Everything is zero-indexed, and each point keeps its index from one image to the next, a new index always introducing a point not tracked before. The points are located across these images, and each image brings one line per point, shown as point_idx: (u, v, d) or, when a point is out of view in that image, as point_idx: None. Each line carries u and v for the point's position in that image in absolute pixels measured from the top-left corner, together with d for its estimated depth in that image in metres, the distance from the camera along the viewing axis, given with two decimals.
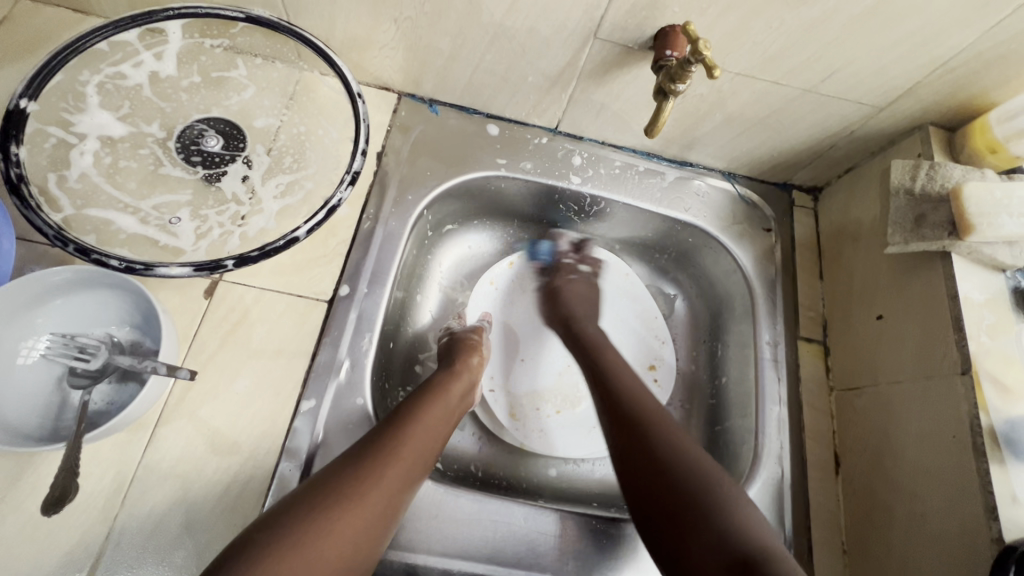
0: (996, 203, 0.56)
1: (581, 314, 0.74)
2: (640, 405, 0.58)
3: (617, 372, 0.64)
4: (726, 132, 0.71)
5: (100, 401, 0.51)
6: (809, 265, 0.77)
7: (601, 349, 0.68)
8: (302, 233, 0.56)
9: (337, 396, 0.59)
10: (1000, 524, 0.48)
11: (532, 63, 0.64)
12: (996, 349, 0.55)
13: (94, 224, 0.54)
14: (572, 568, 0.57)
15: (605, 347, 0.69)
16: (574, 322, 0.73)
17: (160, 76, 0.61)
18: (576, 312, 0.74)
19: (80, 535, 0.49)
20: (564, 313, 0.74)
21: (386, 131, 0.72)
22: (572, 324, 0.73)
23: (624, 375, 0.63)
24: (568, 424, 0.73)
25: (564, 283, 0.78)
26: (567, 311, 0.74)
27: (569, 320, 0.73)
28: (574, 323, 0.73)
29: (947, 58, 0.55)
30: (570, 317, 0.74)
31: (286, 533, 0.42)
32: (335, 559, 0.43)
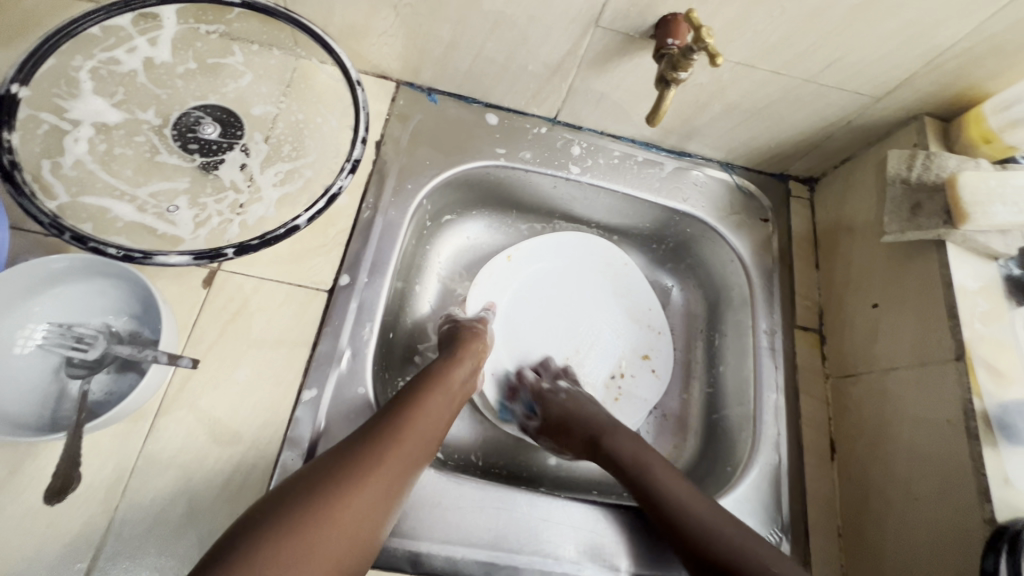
0: (991, 191, 0.57)
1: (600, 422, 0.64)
2: (724, 538, 0.51)
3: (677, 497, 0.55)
4: (724, 122, 0.71)
5: (99, 391, 0.51)
6: (805, 255, 0.77)
7: (644, 461, 0.59)
8: (303, 222, 0.55)
9: (338, 385, 0.59)
10: (992, 505, 0.49)
11: (532, 51, 0.64)
12: (989, 335, 0.56)
13: (91, 212, 0.53)
14: (575, 554, 0.57)
15: (647, 457, 0.59)
16: (605, 435, 0.62)
17: (155, 62, 0.60)
18: (596, 421, 0.64)
19: (80, 525, 0.49)
20: (585, 432, 0.64)
21: (385, 120, 0.71)
22: (603, 442, 0.62)
23: (685, 498, 0.55)
24: None
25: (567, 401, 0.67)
26: (589, 426, 0.64)
27: (592, 437, 0.63)
28: (600, 437, 0.62)
29: (943, 49, 0.56)
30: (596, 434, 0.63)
31: (290, 511, 0.43)
32: (340, 540, 0.44)
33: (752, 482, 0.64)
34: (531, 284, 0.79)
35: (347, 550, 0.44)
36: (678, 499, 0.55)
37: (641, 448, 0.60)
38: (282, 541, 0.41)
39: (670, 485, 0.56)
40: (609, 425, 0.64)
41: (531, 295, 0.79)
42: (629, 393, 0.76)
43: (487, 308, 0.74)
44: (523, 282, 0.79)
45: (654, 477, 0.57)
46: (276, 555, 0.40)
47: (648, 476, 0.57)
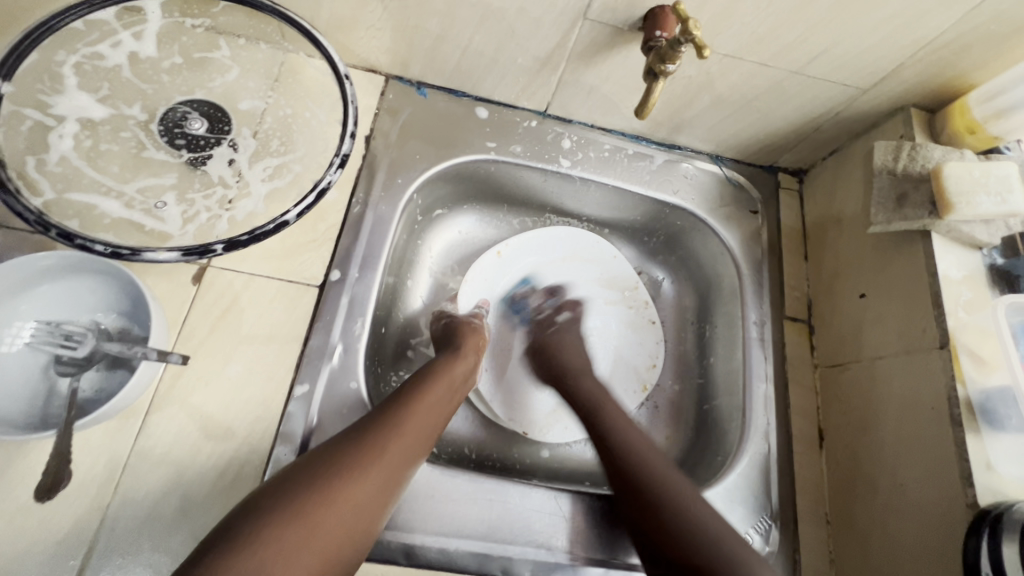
0: (975, 182, 0.57)
1: (569, 365, 0.69)
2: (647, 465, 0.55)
3: (628, 440, 0.58)
4: (714, 114, 0.71)
5: (89, 388, 0.51)
6: (794, 247, 0.78)
7: (602, 410, 0.62)
8: (292, 217, 0.55)
9: (330, 381, 0.59)
10: (974, 490, 0.50)
11: (521, 44, 0.64)
12: (973, 324, 0.56)
13: (77, 208, 0.52)
14: (568, 544, 0.58)
15: (607, 406, 0.63)
16: (570, 375, 0.68)
17: (140, 57, 0.59)
18: (572, 361, 0.70)
19: (73, 522, 0.49)
20: (555, 368, 0.69)
21: (374, 114, 0.71)
22: (569, 379, 0.67)
23: (635, 440, 0.58)
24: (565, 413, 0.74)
25: (557, 338, 0.73)
26: (562, 364, 0.69)
27: (563, 375, 0.68)
28: (567, 376, 0.68)
29: (928, 40, 0.56)
30: (562, 371, 0.69)
31: (289, 499, 0.44)
32: (337, 529, 0.45)
33: (740, 471, 0.65)
34: (521, 280, 0.80)
35: (343, 540, 0.45)
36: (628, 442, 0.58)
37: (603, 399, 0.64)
38: (280, 528, 0.42)
39: (622, 429, 0.59)
40: (579, 371, 0.68)
41: (522, 290, 0.80)
42: (620, 386, 0.76)
43: (481, 306, 0.75)
44: (514, 278, 0.79)
45: (607, 422, 0.61)
46: (274, 542, 0.41)
47: (603, 423, 0.61)
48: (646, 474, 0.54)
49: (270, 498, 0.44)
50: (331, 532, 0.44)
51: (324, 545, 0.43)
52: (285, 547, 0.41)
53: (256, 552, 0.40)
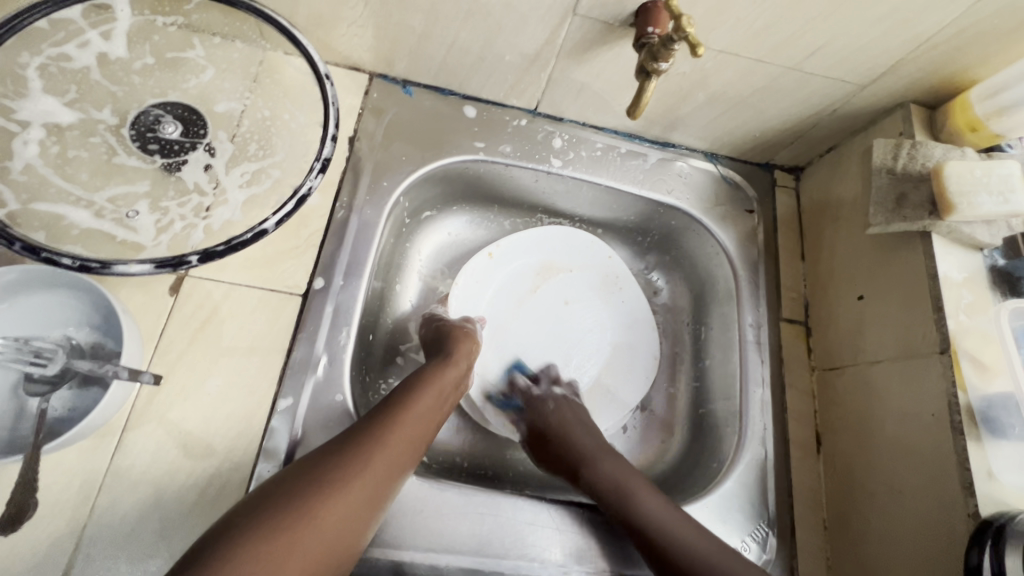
0: (976, 181, 0.56)
1: (577, 443, 0.63)
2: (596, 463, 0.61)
3: (676, 539, 0.53)
4: (709, 111, 0.69)
5: (60, 407, 0.49)
6: (791, 246, 0.77)
7: (633, 497, 0.57)
8: (271, 225, 0.52)
9: (315, 393, 0.57)
10: (976, 500, 0.49)
11: (509, 41, 0.61)
12: (974, 328, 0.55)
13: (43, 219, 0.50)
14: (561, 557, 0.57)
15: (635, 492, 0.57)
16: (586, 465, 0.61)
17: (109, 57, 0.56)
18: (576, 435, 0.64)
19: (48, 545, 0.47)
20: (563, 457, 0.62)
21: (358, 114, 0.69)
22: (586, 465, 0.61)
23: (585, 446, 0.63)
24: None
25: (580, 425, 0.65)
26: (580, 456, 0.62)
27: (573, 459, 0.62)
28: (580, 462, 0.61)
29: (930, 35, 0.55)
30: (575, 459, 0.62)
31: (267, 517, 0.42)
32: (320, 545, 0.43)
33: (738, 478, 0.64)
34: (514, 281, 0.78)
35: (326, 554, 0.44)
36: (657, 525, 0.54)
37: (625, 484, 0.58)
38: (261, 542, 0.41)
39: (670, 525, 0.54)
40: (594, 454, 0.62)
41: (515, 291, 0.77)
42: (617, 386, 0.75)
43: (481, 321, 0.73)
44: (507, 278, 0.77)
45: (638, 507, 0.56)
46: (254, 559, 0.40)
47: (635, 510, 0.56)
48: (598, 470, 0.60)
49: (249, 513, 0.42)
50: (313, 547, 0.43)
51: (305, 560, 0.42)
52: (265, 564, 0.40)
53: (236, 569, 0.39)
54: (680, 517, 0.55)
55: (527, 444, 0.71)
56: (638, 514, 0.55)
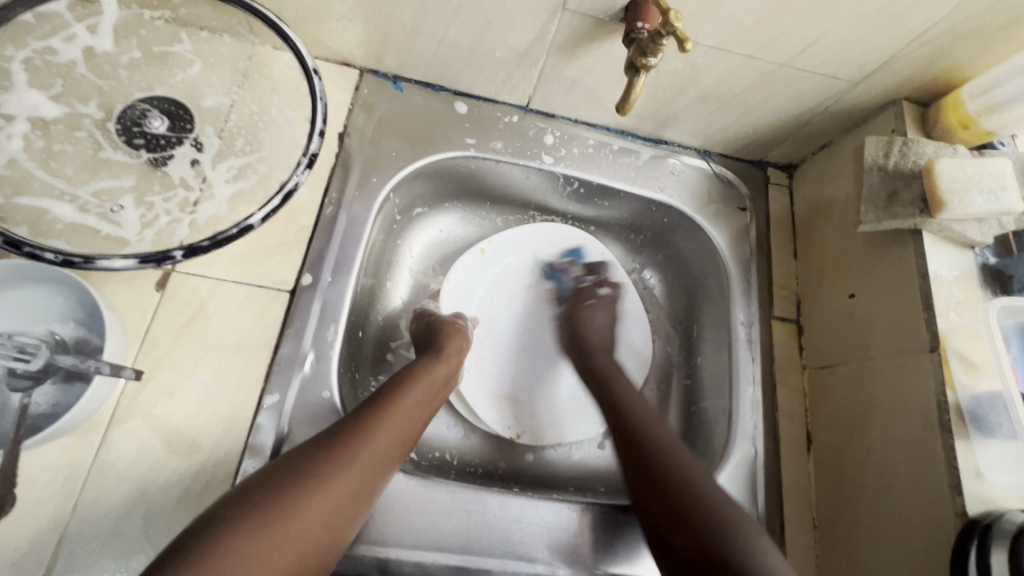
0: (967, 179, 0.56)
1: (587, 331, 0.71)
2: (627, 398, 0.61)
3: (679, 465, 0.51)
4: (701, 108, 0.69)
5: (43, 403, 0.48)
6: (784, 244, 0.76)
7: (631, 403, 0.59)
8: (256, 221, 0.51)
9: (302, 390, 0.57)
10: (963, 499, 0.49)
11: (498, 36, 0.61)
12: (963, 326, 0.55)
13: (26, 214, 0.49)
14: (548, 555, 0.57)
15: (631, 401, 0.60)
16: (585, 351, 0.69)
17: (95, 52, 0.56)
18: (588, 328, 0.72)
19: (31, 541, 0.47)
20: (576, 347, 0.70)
21: (348, 109, 0.69)
22: (586, 357, 0.68)
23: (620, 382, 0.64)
24: (555, 412, 0.73)
25: (586, 323, 0.72)
26: (591, 352, 0.69)
27: (582, 349, 0.70)
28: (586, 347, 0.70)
29: (921, 31, 0.54)
30: (584, 348, 0.70)
31: (250, 513, 0.42)
32: (301, 538, 0.43)
33: (728, 477, 0.63)
34: (506, 277, 0.77)
35: (310, 550, 0.43)
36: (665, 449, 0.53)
37: (631, 395, 0.61)
38: (243, 538, 0.40)
39: (649, 425, 0.56)
40: (600, 353, 0.68)
41: (506, 288, 0.77)
42: None
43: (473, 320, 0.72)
44: (498, 275, 0.77)
45: (629, 410, 0.58)
46: (236, 555, 0.39)
47: (626, 412, 0.58)
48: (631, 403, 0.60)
49: (232, 509, 0.42)
50: (296, 543, 0.42)
51: (287, 556, 0.42)
52: (247, 560, 0.40)
53: (217, 564, 0.38)
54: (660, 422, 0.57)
55: (519, 440, 0.70)
56: (632, 414, 0.58)
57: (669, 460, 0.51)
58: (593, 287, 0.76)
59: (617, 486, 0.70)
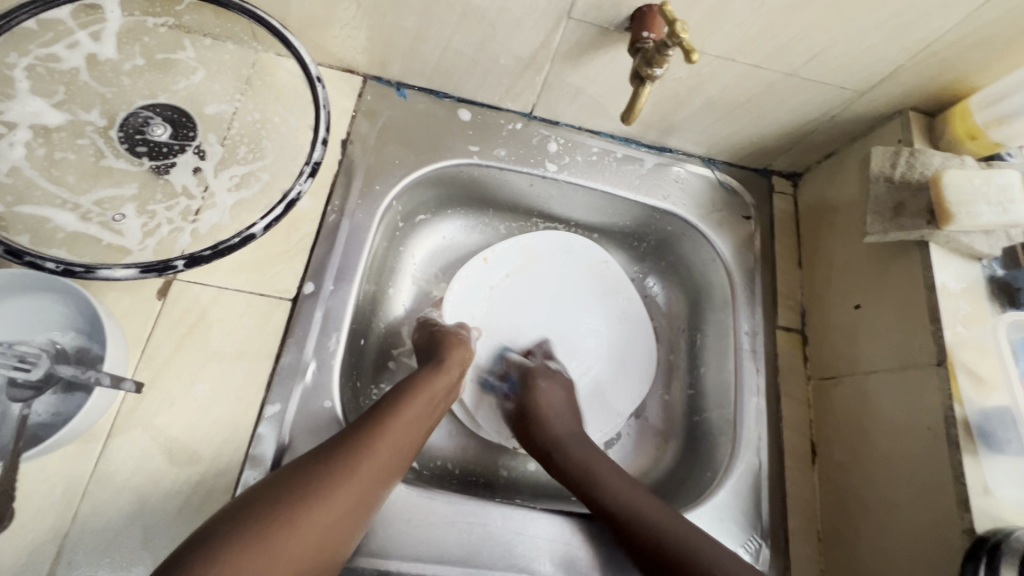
0: (975, 191, 0.55)
1: (548, 426, 0.64)
2: (558, 440, 0.63)
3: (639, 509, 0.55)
4: (706, 116, 0.69)
5: (44, 412, 0.48)
6: (788, 253, 0.76)
7: (603, 477, 0.58)
8: (259, 230, 0.51)
9: (303, 399, 0.56)
10: (971, 516, 0.48)
11: (503, 44, 0.61)
12: (971, 339, 0.54)
13: (27, 222, 0.49)
14: (550, 568, 0.56)
15: (605, 474, 0.58)
16: (555, 449, 0.62)
17: (98, 59, 0.56)
18: (546, 419, 0.65)
19: (30, 553, 0.47)
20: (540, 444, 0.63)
21: (351, 117, 0.68)
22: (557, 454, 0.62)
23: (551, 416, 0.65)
24: None
25: (545, 418, 0.65)
26: (557, 456, 0.61)
27: (546, 450, 0.62)
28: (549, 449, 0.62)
29: (929, 42, 0.54)
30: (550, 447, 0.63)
31: (249, 525, 0.41)
32: (300, 553, 0.42)
33: (731, 488, 0.63)
34: (509, 286, 0.77)
35: (309, 564, 0.43)
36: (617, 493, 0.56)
37: (597, 466, 0.60)
38: (244, 552, 0.40)
39: (635, 501, 0.55)
40: (561, 439, 0.63)
41: (510, 297, 0.76)
42: (613, 392, 0.75)
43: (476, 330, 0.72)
44: (501, 283, 0.76)
45: (603, 489, 0.57)
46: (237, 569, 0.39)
47: (600, 491, 0.57)
48: (565, 444, 0.62)
49: (232, 521, 0.42)
50: (295, 558, 0.42)
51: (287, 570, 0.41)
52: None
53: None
54: (626, 480, 0.58)
55: (521, 451, 0.70)
56: (610, 491, 0.57)
57: (671, 541, 0.51)
58: (532, 370, 0.70)
59: None
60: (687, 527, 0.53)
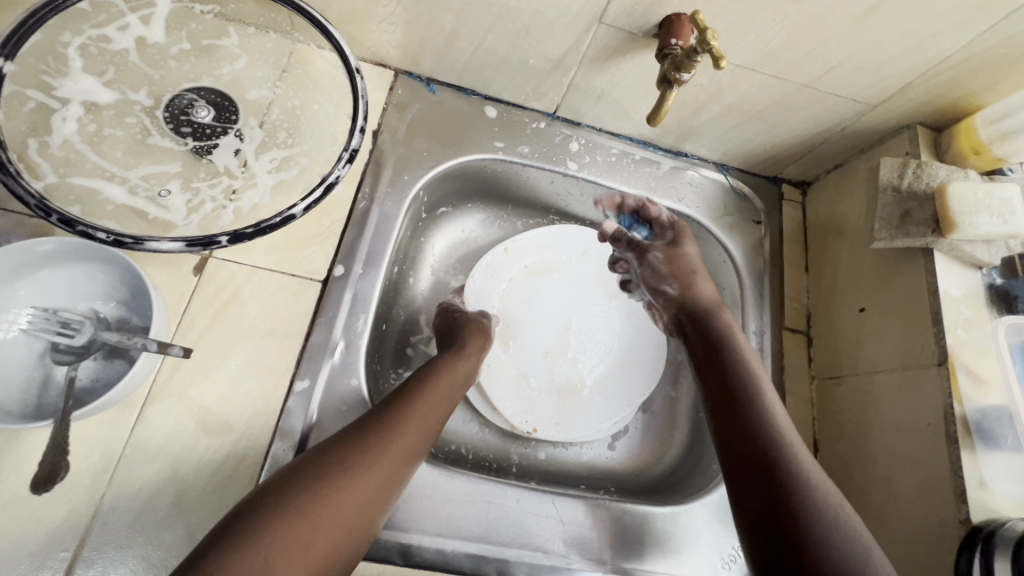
0: (978, 202, 0.58)
1: (712, 302, 0.66)
2: (715, 319, 0.63)
3: (758, 395, 0.55)
4: (724, 123, 0.71)
5: (86, 377, 0.50)
6: (796, 257, 0.79)
7: (752, 372, 0.57)
8: (299, 211, 0.54)
9: (331, 377, 0.58)
10: (967, 506, 0.51)
11: (534, 45, 0.63)
12: (971, 342, 0.57)
13: (79, 193, 0.52)
14: (564, 548, 0.59)
15: (751, 377, 0.56)
16: (707, 312, 0.64)
17: (147, 42, 0.58)
18: (708, 300, 0.66)
19: (65, 514, 0.48)
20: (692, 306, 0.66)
21: (383, 108, 0.71)
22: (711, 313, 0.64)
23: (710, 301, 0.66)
24: (572, 408, 0.74)
25: (711, 302, 0.66)
26: (713, 329, 0.62)
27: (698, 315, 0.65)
28: (703, 317, 0.64)
29: (939, 60, 0.57)
30: (706, 307, 0.65)
31: (287, 502, 0.43)
32: (337, 526, 0.44)
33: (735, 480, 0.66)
34: (527, 276, 0.79)
35: (347, 532, 0.45)
36: (749, 378, 0.56)
37: (752, 368, 0.58)
38: (270, 550, 0.41)
39: (767, 406, 0.53)
40: (710, 314, 0.64)
41: (527, 287, 0.79)
42: (623, 385, 0.77)
43: (494, 317, 0.75)
44: (520, 274, 0.78)
45: (732, 367, 0.57)
46: (266, 565, 0.40)
47: (731, 371, 0.57)
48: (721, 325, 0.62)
49: (253, 517, 0.42)
50: (327, 545, 0.43)
51: (317, 563, 0.43)
52: (280, 571, 0.40)
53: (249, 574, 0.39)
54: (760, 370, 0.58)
55: (533, 436, 0.72)
56: (747, 381, 0.56)
57: (768, 433, 0.51)
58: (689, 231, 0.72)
59: (628, 486, 0.72)
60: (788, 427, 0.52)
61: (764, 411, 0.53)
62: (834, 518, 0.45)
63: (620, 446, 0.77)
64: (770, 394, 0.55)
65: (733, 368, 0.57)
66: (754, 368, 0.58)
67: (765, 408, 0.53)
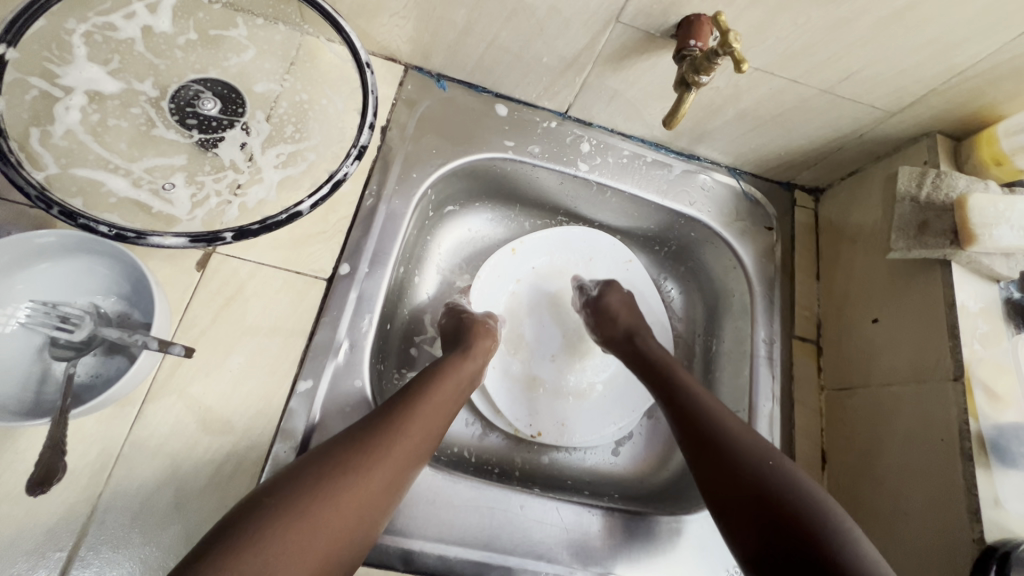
0: (998, 214, 0.57)
1: (637, 326, 0.71)
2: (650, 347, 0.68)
3: (712, 408, 0.57)
4: (738, 127, 0.70)
5: (85, 373, 0.49)
6: (807, 264, 0.77)
7: (698, 389, 0.60)
8: (305, 208, 0.52)
9: (334, 377, 0.57)
10: (982, 525, 0.50)
11: (548, 43, 0.62)
12: (988, 357, 0.56)
13: (82, 185, 0.51)
14: (567, 556, 0.58)
15: (703, 399, 0.58)
16: (638, 335, 0.70)
17: (154, 31, 0.56)
18: (633, 324, 0.71)
19: (61, 512, 0.47)
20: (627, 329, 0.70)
21: (392, 104, 0.69)
22: (640, 340, 0.69)
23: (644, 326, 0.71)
24: (575, 412, 0.74)
25: (639, 327, 0.71)
26: (653, 353, 0.67)
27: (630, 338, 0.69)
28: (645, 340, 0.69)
29: (964, 67, 0.56)
30: (636, 330, 0.70)
31: (292, 501, 0.43)
32: (340, 529, 0.43)
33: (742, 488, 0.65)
34: (533, 279, 0.78)
35: (347, 536, 0.44)
36: (697, 394, 0.59)
37: (698, 390, 0.59)
38: (274, 550, 0.40)
39: (728, 426, 0.54)
40: (646, 337, 0.69)
41: (532, 290, 0.78)
42: (627, 390, 0.76)
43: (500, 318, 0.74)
44: (525, 275, 0.78)
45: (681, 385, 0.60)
46: (267, 566, 0.39)
47: (682, 387, 0.60)
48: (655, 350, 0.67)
49: (259, 520, 0.41)
50: (328, 549, 0.42)
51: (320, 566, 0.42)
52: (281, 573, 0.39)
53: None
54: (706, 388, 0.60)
55: (537, 439, 0.71)
56: (698, 396, 0.58)
57: (742, 444, 0.52)
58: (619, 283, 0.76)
59: (633, 493, 0.71)
60: (758, 437, 0.54)
61: (722, 423, 0.55)
62: (833, 516, 0.46)
63: (624, 452, 0.76)
64: (722, 408, 0.57)
65: (682, 386, 0.60)
66: (698, 385, 0.60)
67: (722, 420, 0.55)
